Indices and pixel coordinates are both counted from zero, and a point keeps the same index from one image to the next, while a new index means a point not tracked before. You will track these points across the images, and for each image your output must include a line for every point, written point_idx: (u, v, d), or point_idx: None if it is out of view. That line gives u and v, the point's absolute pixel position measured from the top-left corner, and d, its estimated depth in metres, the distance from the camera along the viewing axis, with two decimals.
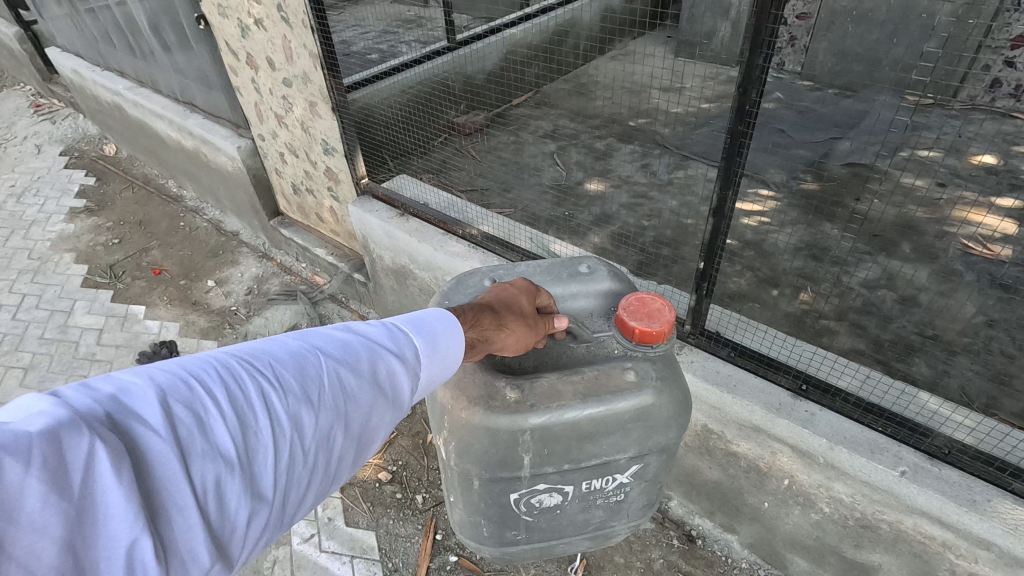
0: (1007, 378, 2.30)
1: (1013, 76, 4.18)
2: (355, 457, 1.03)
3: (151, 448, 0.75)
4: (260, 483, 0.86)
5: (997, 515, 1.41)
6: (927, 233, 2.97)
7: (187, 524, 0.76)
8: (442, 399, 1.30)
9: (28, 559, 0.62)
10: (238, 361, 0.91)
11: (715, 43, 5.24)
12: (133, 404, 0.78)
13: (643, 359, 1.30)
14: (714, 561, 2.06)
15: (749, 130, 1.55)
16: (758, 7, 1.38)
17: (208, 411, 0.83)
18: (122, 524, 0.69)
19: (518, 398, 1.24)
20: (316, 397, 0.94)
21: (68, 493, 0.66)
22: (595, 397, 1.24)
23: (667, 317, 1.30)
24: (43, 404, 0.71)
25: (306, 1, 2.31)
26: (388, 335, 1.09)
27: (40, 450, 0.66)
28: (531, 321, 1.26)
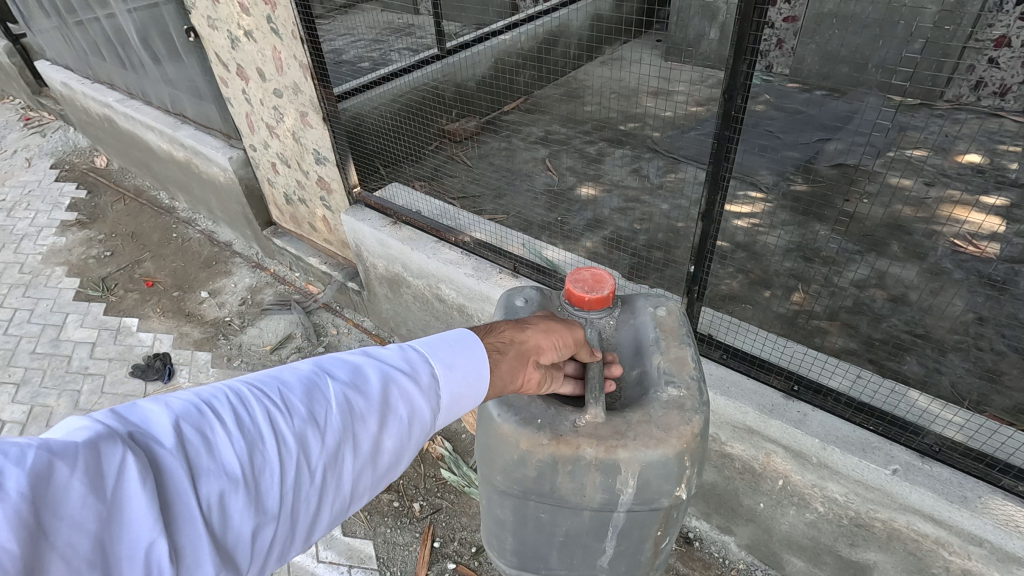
0: (998, 374, 2.33)
1: (996, 77, 4.23)
2: (372, 482, 0.96)
3: (166, 463, 0.73)
4: (269, 502, 0.81)
5: (988, 511, 1.43)
6: (915, 233, 3.01)
7: (195, 537, 0.72)
8: (673, 454, 1.10)
9: (67, 550, 0.62)
10: (251, 386, 0.88)
11: (703, 47, 5.29)
12: (149, 424, 0.76)
13: (642, 302, 1.34)
14: (711, 563, 2.07)
15: (735, 135, 1.57)
16: (741, 14, 1.39)
17: (219, 430, 0.80)
18: (142, 526, 0.67)
19: (690, 386, 1.18)
20: (324, 418, 0.89)
21: (101, 494, 0.65)
22: (682, 335, 1.28)
23: (606, 273, 1.25)
24: (83, 421, 0.72)
25: (295, 11, 2.31)
26: (401, 357, 1.02)
27: (79, 454, 0.66)
28: (557, 320, 1.15)
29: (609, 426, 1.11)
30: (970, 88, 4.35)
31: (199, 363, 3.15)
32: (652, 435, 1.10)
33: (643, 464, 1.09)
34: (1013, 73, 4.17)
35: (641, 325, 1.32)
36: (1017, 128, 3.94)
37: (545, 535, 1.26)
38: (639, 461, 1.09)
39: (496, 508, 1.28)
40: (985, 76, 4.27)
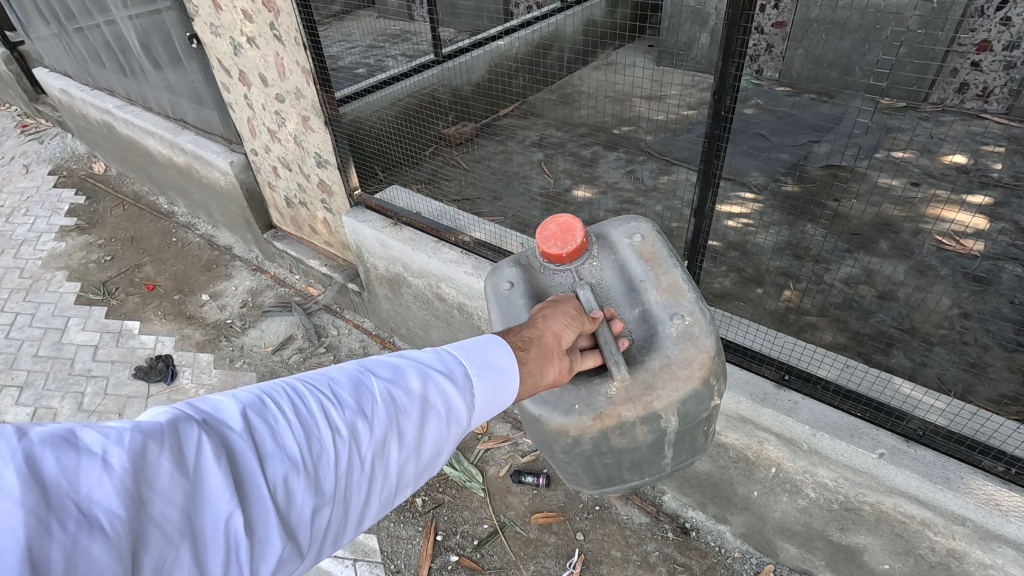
0: (983, 367, 2.40)
1: (979, 79, 4.35)
2: (415, 472, 1.01)
3: (236, 446, 0.81)
4: (326, 484, 0.88)
5: (970, 491, 1.50)
6: (903, 231, 3.09)
7: (264, 513, 0.80)
8: (699, 382, 1.25)
9: (161, 520, 0.69)
10: (304, 382, 0.96)
11: (695, 52, 5.40)
12: (220, 413, 0.84)
13: (615, 232, 1.38)
14: (707, 551, 2.13)
15: (725, 134, 1.65)
16: (729, 20, 1.47)
17: (280, 418, 0.87)
18: (222, 498, 0.75)
19: (693, 311, 1.28)
20: (371, 408, 0.95)
21: (185, 471, 0.73)
22: (664, 258, 1.33)
23: (570, 219, 1.33)
24: (167, 409, 0.81)
25: (297, 19, 2.37)
26: (438, 358, 1.07)
27: (165, 436, 0.74)
28: (550, 305, 1.21)
29: (639, 384, 1.24)
30: (954, 91, 4.48)
31: (201, 364, 3.19)
32: (677, 374, 1.24)
33: (677, 403, 1.25)
34: (995, 76, 4.28)
35: (624, 259, 1.36)
36: (1000, 130, 4.05)
37: (615, 472, 1.39)
38: (675, 403, 1.25)
39: (566, 467, 1.41)
40: (968, 78, 4.38)
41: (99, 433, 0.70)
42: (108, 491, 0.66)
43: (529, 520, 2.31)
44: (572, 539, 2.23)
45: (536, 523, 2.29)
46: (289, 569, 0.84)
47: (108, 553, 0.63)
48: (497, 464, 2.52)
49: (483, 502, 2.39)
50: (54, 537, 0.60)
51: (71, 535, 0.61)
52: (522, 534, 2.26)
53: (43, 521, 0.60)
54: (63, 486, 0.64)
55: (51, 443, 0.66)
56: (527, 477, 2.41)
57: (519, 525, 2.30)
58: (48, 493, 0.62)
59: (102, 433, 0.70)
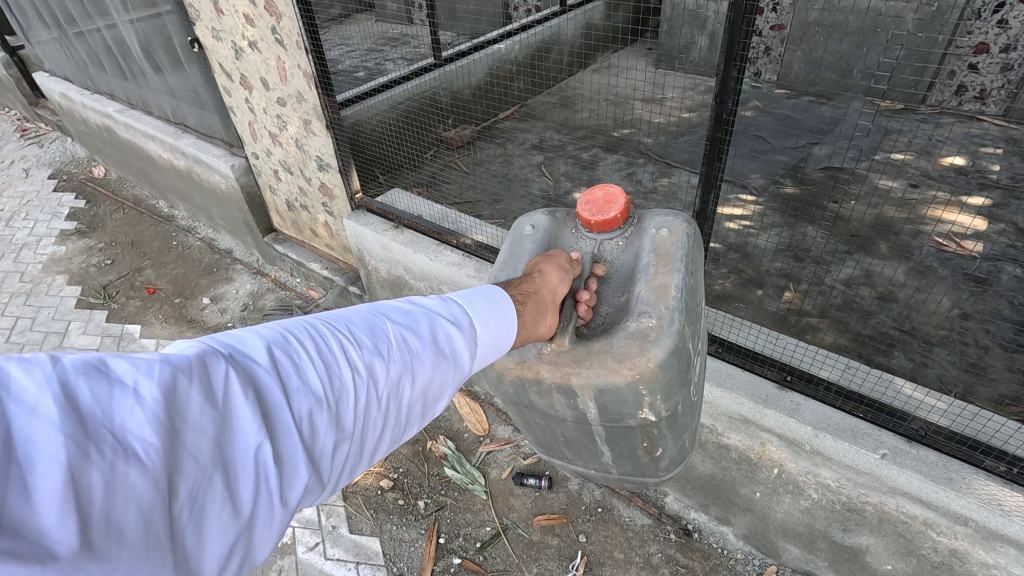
0: (983, 367, 2.41)
1: (976, 82, 4.37)
2: (424, 412, 1.07)
3: (261, 380, 0.86)
4: (346, 420, 0.93)
5: (973, 491, 1.51)
6: (902, 232, 3.10)
7: (291, 444, 0.84)
8: (625, 383, 1.17)
9: (194, 449, 0.74)
10: (324, 323, 1.00)
11: (693, 55, 5.42)
12: (245, 348, 0.89)
13: (651, 218, 1.37)
14: (710, 553, 2.14)
15: (727, 136, 1.65)
16: (731, 23, 1.48)
17: (302, 356, 0.92)
18: (249, 430, 0.80)
19: (664, 317, 1.20)
20: (387, 351, 1.00)
21: (213, 403, 0.78)
22: (672, 260, 1.28)
23: (616, 191, 1.38)
24: (194, 344, 0.85)
25: (299, 23, 2.38)
26: (447, 306, 1.11)
27: (194, 370, 0.79)
28: (545, 260, 1.26)
29: (570, 354, 1.22)
30: (952, 93, 4.50)
31: None
32: (606, 365, 1.17)
33: (595, 390, 1.19)
34: (992, 78, 4.31)
35: (641, 246, 1.35)
36: (998, 132, 4.07)
37: (549, 435, 1.42)
38: (593, 388, 1.19)
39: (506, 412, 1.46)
40: (965, 81, 4.41)
41: (130, 366, 0.74)
42: (142, 422, 0.70)
43: (532, 522, 2.31)
44: (574, 541, 2.23)
45: (538, 525, 2.29)
46: (312, 498, 0.90)
47: (142, 478, 0.68)
48: (498, 467, 2.52)
49: (485, 505, 2.39)
50: (93, 461, 0.65)
51: (108, 461, 0.66)
52: (525, 536, 2.26)
53: (82, 446, 0.65)
54: (98, 415, 0.68)
55: (85, 374, 0.70)
56: (529, 480, 2.41)
57: (522, 527, 2.30)
58: (85, 421, 0.67)
59: (133, 365, 0.75)
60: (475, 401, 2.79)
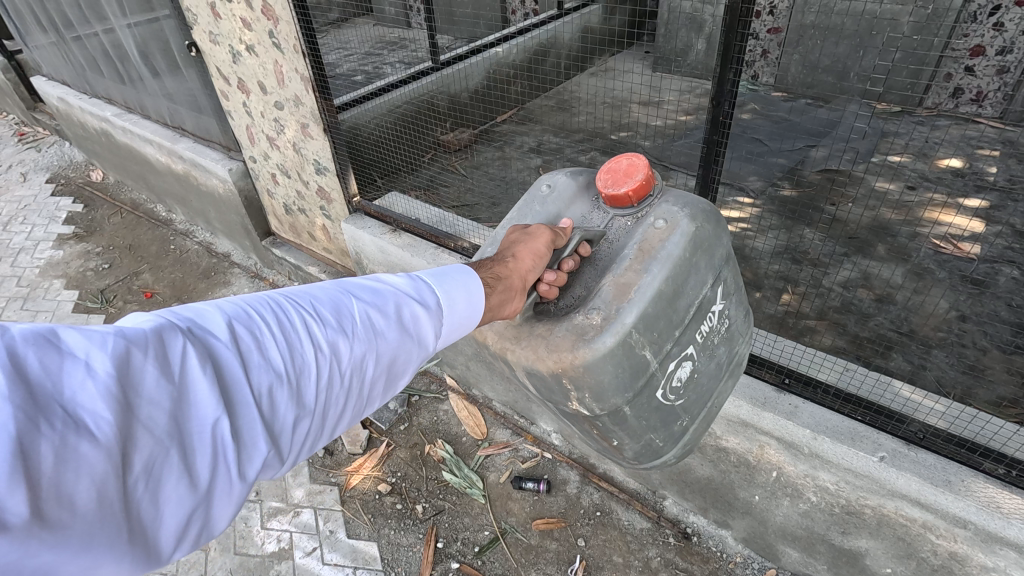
0: (982, 369, 2.41)
1: (973, 84, 4.39)
2: (384, 389, 1.13)
3: (222, 354, 0.88)
4: (307, 396, 0.97)
5: (971, 494, 1.51)
6: (900, 234, 3.11)
7: (250, 418, 0.88)
8: (549, 371, 1.16)
9: (149, 422, 0.76)
10: (287, 300, 1.03)
11: (690, 58, 5.43)
12: (207, 323, 0.91)
13: (661, 203, 1.25)
14: (709, 556, 2.13)
15: (724, 139, 1.66)
16: (726, 27, 1.48)
17: (264, 333, 0.95)
18: (208, 404, 0.82)
19: (606, 315, 1.13)
20: (350, 329, 1.05)
21: (171, 377, 0.80)
22: (651, 259, 1.17)
23: (639, 164, 1.28)
24: (152, 317, 0.87)
25: (296, 27, 2.38)
26: (412, 286, 1.16)
27: (150, 344, 0.81)
28: (524, 239, 1.22)
29: (515, 329, 1.23)
30: (949, 95, 4.52)
31: None
32: (536, 351, 1.17)
33: (525, 370, 1.21)
34: (989, 81, 4.32)
35: (636, 231, 1.24)
36: (995, 135, 4.08)
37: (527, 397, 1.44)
38: (522, 366, 1.21)
39: None
40: (962, 83, 4.42)
41: (82, 337, 0.75)
42: (93, 395, 0.72)
43: (530, 526, 2.30)
44: (573, 545, 2.22)
45: (536, 529, 2.28)
46: (270, 471, 0.94)
47: (95, 450, 0.69)
48: (497, 470, 2.51)
49: (484, 508, 2.38)
50: (43, 433, 0.66)
51: (59, 433, 0.67)
52: (523, 541, 2.25)
53: (33, 418, 0.66)
54: (48, 387, 0.69)
55: (34, 344, 0.71)
56: (528, 483, 2.41)
57: (521, 531, 2.29)
58: (34, 393, 0.68)
59: (86, 337, 0.76)
60: (474, 405, 2.79)
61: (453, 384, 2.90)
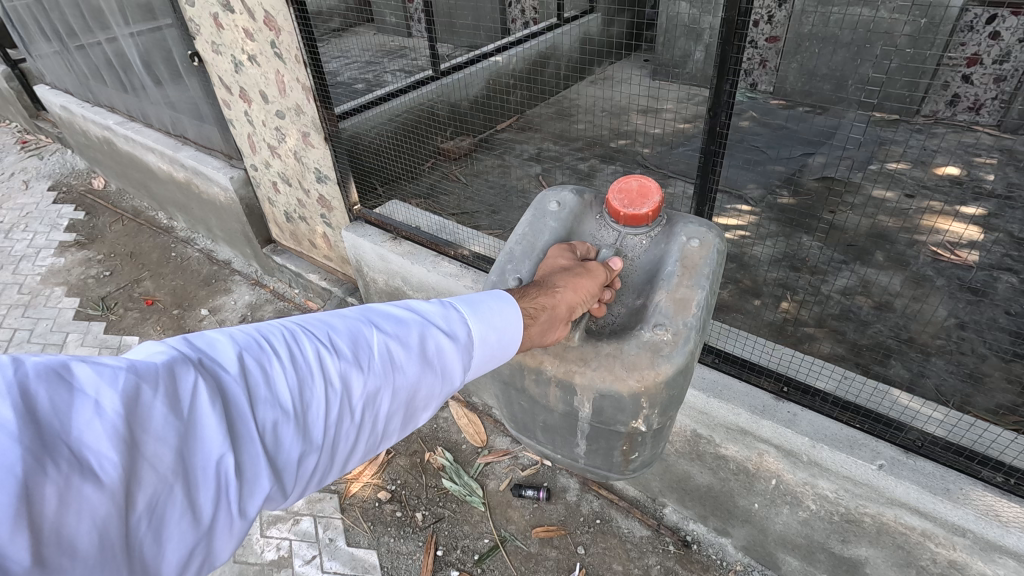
0: (981, 377, 2.41)
1: (970, 92, 4.42)
2: (400, 424, 1.11)
3: (231, 388, 0.88)
4: (315, 431, 0.97)
5: (970, 502, 1.51)
6: (898, 242, 3.13)
7: (255, 454, 0.88)
8: (629, 392, 1.29)
9: (155, 460, 0.76)
10: (304, 329, 1.03)
11: (689, 66, 5.46)
12: (219, 353, 0.91)
13: (683, 224, 1.43)
14: (709, 565, 2.13)
15: (721, 149, 1.67)
16: (723, 39, 1.50)
17: (276, 365, 0.95)
18: (216, 441, 0.82)
19: (678, 331, 1.30)
20: (366, 363, 1.03)
21: (178, 414, 0.80)
22: (699, 275, 1.36)
23: (652, 187, 1.43)
24: (163, 346, 0.87)
25: (298, 38, 2.40)
26: (443, 317, 1.14)
27: (159, 379, 0.80)
28: (582, 275, 1.29)
29: (578, 353, 1.33)
30: (946, 103, 4.54)
31: None
32: (614, 372, 1.29)
33: (596, 393, 1.32)
34: (986, 89, 4.34)
35: (669, 249, 1.42)
36: (992, 142, 4.11)
37: (528, 414, 1.51)
38: (594, 388, 1.32)
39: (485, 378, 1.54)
40: (959, 92, 4.45)
41: (92, 371, 0.75)
42: (98, 435, 0.72)
43: (530, 534, 2.29)
44: (573, 553, 2.22)
45: (536, 537, 2.28)
46: (274, 504, 0.94)
47: (97, 492, 0.69)
48: (497, 478, 2.51)
49: (484, 517, 2.38)
50: (47, 475, 0.66)
51: (63, 475, 0.67)
52: (523, 548, 2.25)
53: (38, 459, 0.66)
54: (55, 426, 0.69)
55: (44, 379, 0.71)
56: (528, 491, 2.41)
57: (521, 539, 2.28)
58: (42, 432, 0.68)
59: (97, 371, 0.76)
60: (474, 412, 2.79)
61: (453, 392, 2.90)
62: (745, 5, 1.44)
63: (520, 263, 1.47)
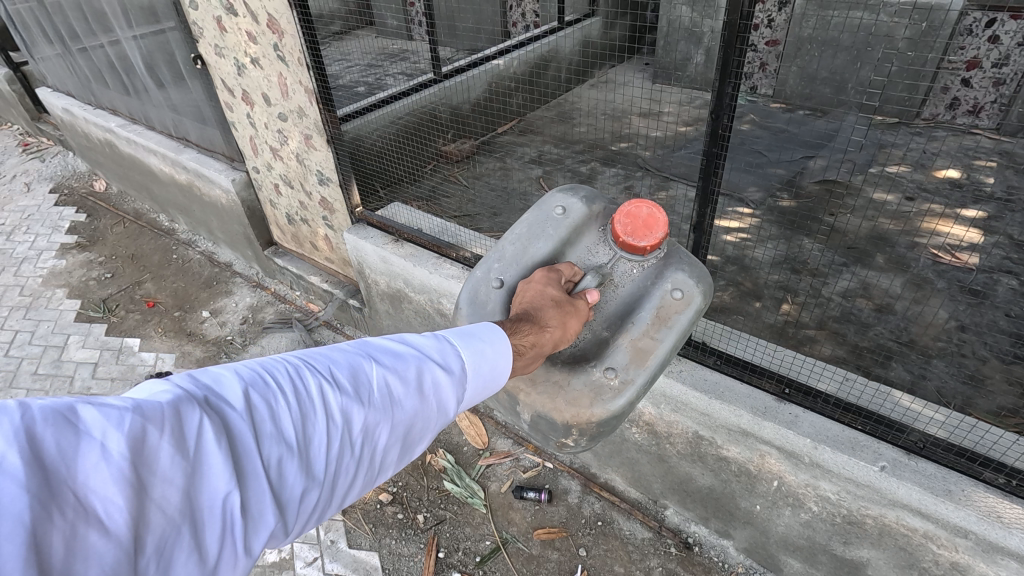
0: (981, 378, 2.41)
1: (969, 96, 4.44)
2: (398, 456, 1.12)
3: (236, 425, 0.89)
4: (317, 466, 0.97)
5: (972, 503, 1.51)
6: (898, 245, 3.13)
7: (260, 491, 0.88)
8: (562, 421, 1.40)
9: (162, 501, 0.77)
10: (306, 363, 1.04)
11: (689, 70, 5.48)
12: (223, 389, 0.92)
13: (674, 271, 1.42)
14: (711, 567, 2.13)
15: (722, 151, 1.68)
16: (724, 42, 1.51)
17: (280, 400, 0.95)
18: (222, 480, 0.83)
19: (623, 379, 1.37)
20: (366, 396, 1.04)
21: (185, 454, 0.80)
22: (667, 330, 1.38)
23: (660, 220, 1.41)
24: (168, 384, 0.87)
25: (301, 42, 2.42)
26: (439, 350, 1.16)
27: (166, 419, 0.81)
28: (569, 312, 1.31)
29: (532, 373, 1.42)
30: (946, 107, 4.56)
31: None
32: (554, 402, 1.40)
33: (536, 412, 1.43)
34: (985, 93, 4.36)
35: (651, 291, 1.42)
36: (992, 146, 4.12)
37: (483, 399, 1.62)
38: (533, 408, 1.43)
39: None
40: (959, 95, 4.47)
41: (98, 413, 0.76)
42: (106, 478, 0.72)
43: (531, 536, 2.29)
44: (574, 555, 2.22)
45: (537, 539, 2.28)
46: (275, 542, 0.94)
47: (104, 539, 0.70)
48: (498, 480, 2.51)
49: (485, 518, 2.38)
50: (55, 523, 0.67)
51: (70, 523, 0.68)
52: (524, 551, 2.25)
53: (46, 506, 0.66)
54: (62, 471, 0.70)
55: (52, 422, 0.71)
56: (529, 492, 2.41)
57: (522, 541, 2.28)
58: (50, 477, 0.68)
59: (103, 413, 0.76)
60: (474, 414, 2.78)
61: None
62: (746, 9, 1.45)
63: (508, 266, 1.50)
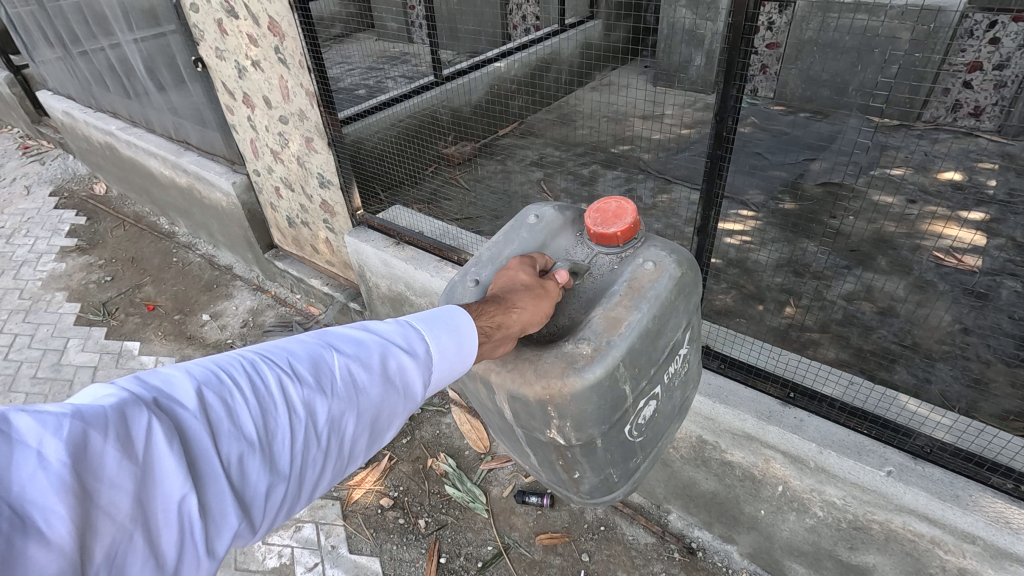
0: (985, 382, 2.40)
1: (970, 98, 4.44)
2: (367, 445, 1.11)
3: (189, 424, 0.87)
4: (280, 460, 0.96)
5: (979, 508, 1.49)
6: (902, 247, 3.12)
7: (219, 490, 0.87)
8: (535, 397, 1.23)
9: (110, 508, 0.75)
10: (263, 358, 1.02)
11: (690, 73, 5.46)
12: (174, 389, 0.90)
13: (648, 248, 1.38)
14: (715, 571, 2.12)
15: (727, 154, 1.67)
16: (728, 44, 1.50)
17: (236, 397, 0.94)
18: (175, 481, 0.82)
19: (596, 346, 1.22)
20: (328, 388, 1.03)
21: (134, 458, 0.79)
22: (640, 299, 1.28)
23: (628, 209, 1.40)
24: (113, 388, 0.85)
25: (303, 45, 2.42)
26: (403, 334, 1.14)
27: (110, 423, 0.79)
28: (538, 294, 1.23)
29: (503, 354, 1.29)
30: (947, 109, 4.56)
31: None
32: (524, 376, 1.23)
33: (509, 393, 1.27)
34: (986, 95, 4.36)
35: (624, 270, 1.36)
36: (994, 148, 4.11)
37: (491, 421, 1.51)
38: (505, 390, 1.28)
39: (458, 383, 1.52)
40: (960, 97, 4.47)
41: (34, 422, 0.74)
42: (43, 488, 0.70)
43: (534, 541, 2.28)
44: (576, 559, 2.20)
45: (540, 544, 2.26)
46: (243, 541, 0.93)
47: (45, 551, 0.68)
48: (500, 484, 2.50)
49: (487, 523, 2.36)
50: None
51: (5, 537, 0.66)
52: (527, 555, 2.23)
53: None
54: None
55: None
56: (531, 497, 2.39)
57: (524, 546, 2.27)
58: None
59: (39, 421, 0.74)
60: (476, 418, 2.77)
61: (455, 397, 2.87)
62: (751, 10, 1.44)
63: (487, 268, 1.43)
